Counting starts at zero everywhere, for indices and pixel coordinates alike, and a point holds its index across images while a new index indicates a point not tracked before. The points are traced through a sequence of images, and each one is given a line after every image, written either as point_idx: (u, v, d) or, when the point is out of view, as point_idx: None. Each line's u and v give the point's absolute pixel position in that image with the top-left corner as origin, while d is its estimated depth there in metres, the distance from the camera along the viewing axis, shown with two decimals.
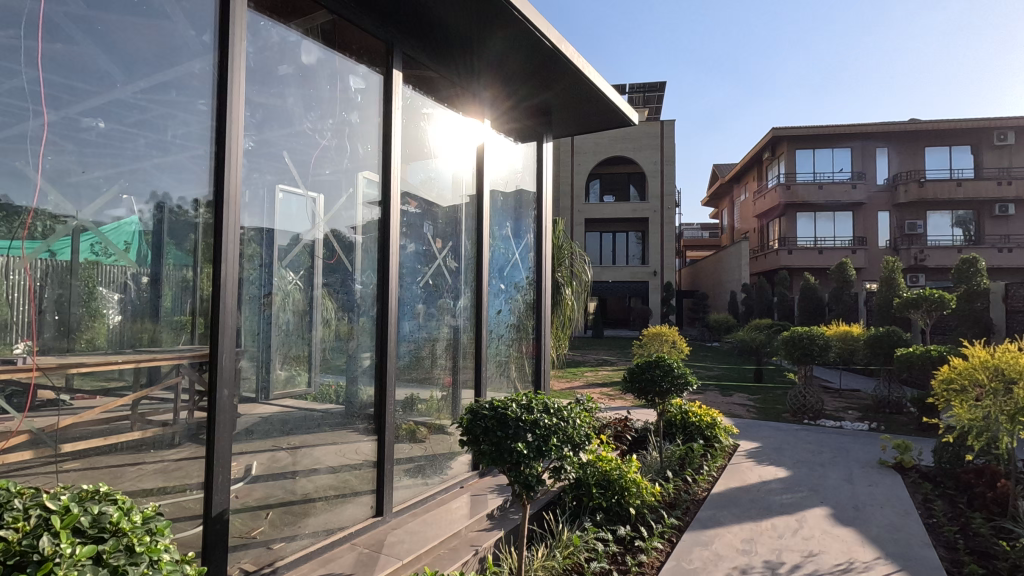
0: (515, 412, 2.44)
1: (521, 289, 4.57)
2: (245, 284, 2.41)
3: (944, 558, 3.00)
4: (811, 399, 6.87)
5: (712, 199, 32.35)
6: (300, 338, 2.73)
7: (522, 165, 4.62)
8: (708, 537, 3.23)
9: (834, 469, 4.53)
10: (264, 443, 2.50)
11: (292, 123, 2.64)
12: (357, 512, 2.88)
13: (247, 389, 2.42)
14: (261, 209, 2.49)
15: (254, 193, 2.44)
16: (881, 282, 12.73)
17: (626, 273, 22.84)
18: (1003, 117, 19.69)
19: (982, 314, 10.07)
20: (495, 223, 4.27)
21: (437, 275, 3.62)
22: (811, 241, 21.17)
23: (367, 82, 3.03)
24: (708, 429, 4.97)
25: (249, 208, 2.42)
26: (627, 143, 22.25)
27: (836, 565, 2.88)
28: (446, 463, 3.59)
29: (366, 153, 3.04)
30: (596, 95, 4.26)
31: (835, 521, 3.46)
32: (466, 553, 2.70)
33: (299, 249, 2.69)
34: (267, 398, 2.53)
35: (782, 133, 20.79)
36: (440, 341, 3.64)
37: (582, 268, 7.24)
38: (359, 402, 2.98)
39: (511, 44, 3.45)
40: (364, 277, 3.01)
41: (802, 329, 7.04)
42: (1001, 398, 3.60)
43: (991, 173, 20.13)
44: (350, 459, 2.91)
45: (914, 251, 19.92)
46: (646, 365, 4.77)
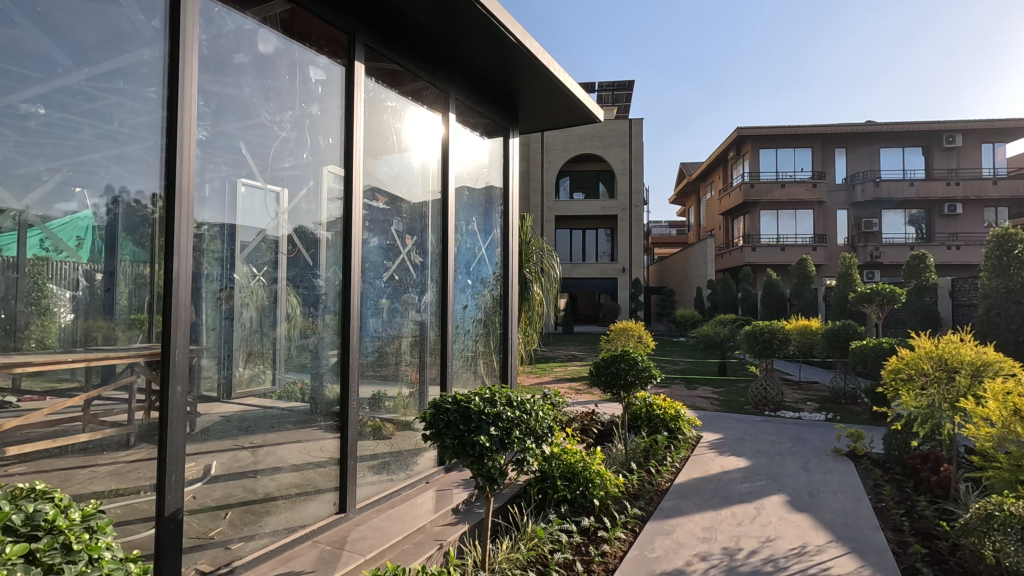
0: (478, 406, 2.44)
1: (488, 284, 4.57)
2: (204, 280, 2.35)
3: (891, 540, 3.13)
4: (771, 391, 7.08)
5: (680, 197, 32.90)
6: (262, 336, 2.67)
7: (488, 161, 4.61)
8: (670, 526, 3.30)
9: (792, 458, 4.68)
10: (223, 443, 2.45)
11: (250, 115, 2.57)
12: (320, 509, 2.84)
13: (207, 388, 2.38)
14: (221, 204, 2.44)
15: (211, 187, 2.38)
16: (838, 278, 13.20)
17: (595, 269, 23.04)
18: (951, 120, 20.59)
19: (930, 309, 10.53)
20: (461, 217, 4.25)
21: (401, 270, 3.58)
22: (774, 237, 21.62)
23: (327, 73, 2.99)
24: (672, 422, 5.08)
25: (208, 202, 2.37)
26: (596, 142, 22.43)
27: (790, 549, 2.99)
28: (411, 459, 3.57)
29: (327, 146, 2.99)
30: (561, 91, 4.27)
31: (792, 508, 3.58)
32: (431, 548, 2.69)
33: (260, 244, 2.65)
34: (227, 397, 2.48)
35: (746, 133, 21.28)
36: (405, 337, 3.61)
37: (550, 264, 7.30)
38: (324, 400, 2.93)
39: (475, 38, 3.45)
40: (328, 272, 2.97)
41: (763, 323, 7.24)
42: (945, 387, 3.81)
43: (940, 174, 21.04)
44: (314, 456, 2.87)
45: (870, 249, 20.68)
46: (612, 360, 4.84)
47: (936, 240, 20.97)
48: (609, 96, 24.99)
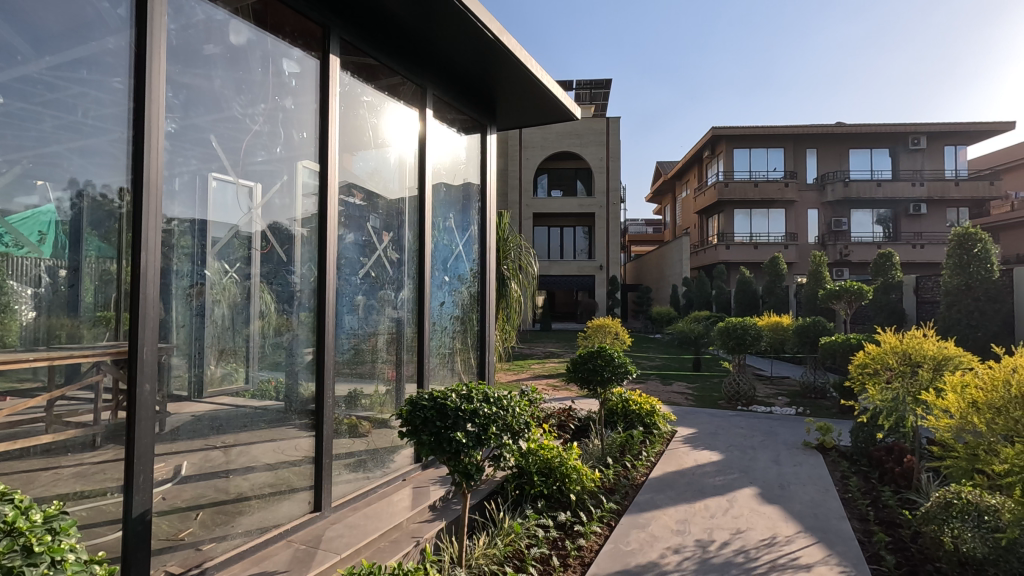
0: (455, 402, 2.44)
1: (465, 281, 4.55)
2: (174, 276, 2.30)
3: (857, 529, 3.23)
4: (744, 386, 7.22)
5: (656, 195, 33.21)
6: (234, 333, 2.63)
7: (466, 156, 4.59)
8: (645, 519, 3.35)
9: (763, 452, 4.79)
10: (194, 443, 2.41)
11: (221, 107, 2.52)
12: (294, 508, 2.80)
13: (178, 387, 2.33)
14: (192, 199, 2.39)
15: (182, 181, 2.33)
16: (809, 275, 13.53)
17: (573, 267, 23.15)
18: (917, 123, 21.24)
19: (896, 305, 10.86)
20: (438, 214, 4.23)
21: (378, 266, 3.55)
22: (747, 237, 22.00)
23: (301, 66, 2.93)
24: (648, 417, 5.15)
25: (178, 196, 2.31)
26: (573, 139, 22.52)
27: (761, 540, 3.06)
28: (388, 457, 3.55)
29: (301, 141, 2.94)
30: (539, 89, 4.28)
31: (763, 500, 3.67)
32: (408, 545, 2.67)
33: (232, 240, 2.60)
34: (198, 395, 2.43)
35: (721, 132, 21.61)
36: (381, 334, 3.57)
37: (527, 261, 7.31)
38: (299, 398, 2.90)
39: (452, 33, 3.43)
40: (302, 268, 2.93)
41: (736, 320, 7.37)
42: (909, 381, 3.93)
43: (906, 175, 21.71)
44: (288, 455, 2.83)
45: (839, 247, 21.22)
46: (589, 356, 4.88)
47: (902, 239, 21.61)
48: (587, 93, 25.11)
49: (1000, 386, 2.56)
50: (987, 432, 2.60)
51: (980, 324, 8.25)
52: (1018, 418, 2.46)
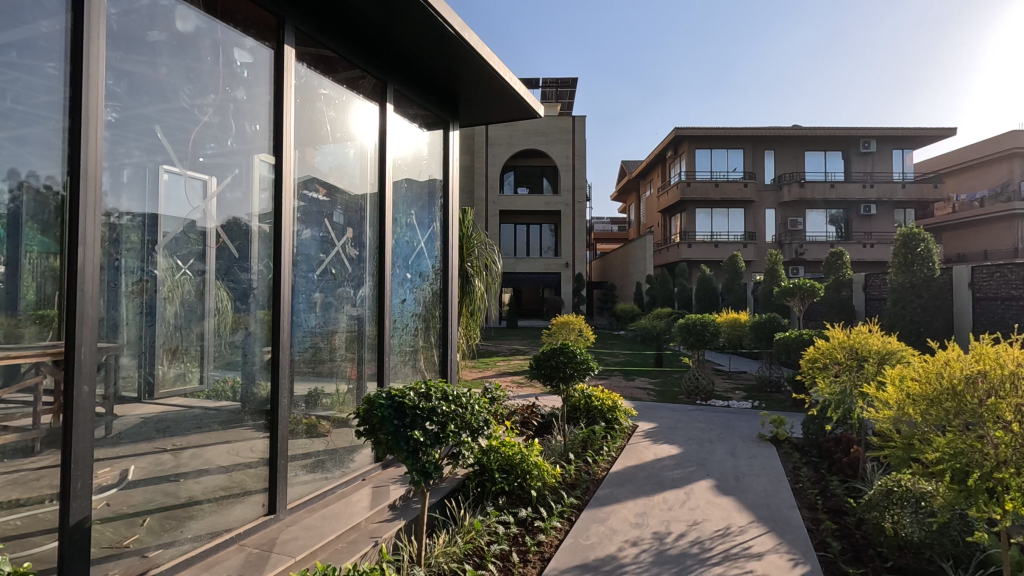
0: (413, 400, 2.41)
1: (427, 278, 4.51)
2: (122, 274, 2.23)
3: (806, 517, 3.36)
4: (703, 381, 7.40)
5: (621, 195, 33.70)
6: (187, 332, 2.56)
7: (428, 152, 4.55)
8: (605, 514, 3.40)
9: (720, 444, 4.92)
10: (145, 446, 2.34)
11: (168, 98, 2.43)
12: (247, 511, 2.72)
13: (128, 390, 2.26)
14: (142, 192, 2.31)
15: (131, 173, 2.26)
16: (766, 273, 13.96)
17: (539, 264, 23.24)
18: (867, 127, 22.14)
19: (846, 302, 11.32)
20: (400, 210, 4.18)
21: (336, 263, 3.47)
22: (708, 236, 22.51)
23: (254, 56, 2.83)
24: (610, 412, 5.21)
25: (126, 188, 2.24)
26: (539, 137, 22.60)
27: (715, 531, 3.15)
28: (347, 456, 3.48)
29: (254, 133, 2.84)
30: (502, 85, 4.27)
31: (718, 492, 3.77)
32: (365, 545, 2.64)
33: (185, 236, 2.53)
34: (148, 397, 2.37)
35: (684, 133, 22.04)
36: (341, 332, 3.50)
37: (492, 258, 7.30)
38: (255, 399, 2.82)
39: (412, 28, 3.38)
40: (259, 265, 2.85)
41: (696, 317, 7.54)
42: (856, 374, 4.10)
43: (857, 177, 22.59)
44: (243, 457, 2.75)
45: (795, 246, 21.96)
46: (551, 353, 4.91)
47: (853, 238, 22.48)
48: (553, 92, 25.26)
49: (935, 378, 2.47)
50: (921, 422, 2.51)
51: (922, 320, 8.67)
52: (952, 410, 2.37)
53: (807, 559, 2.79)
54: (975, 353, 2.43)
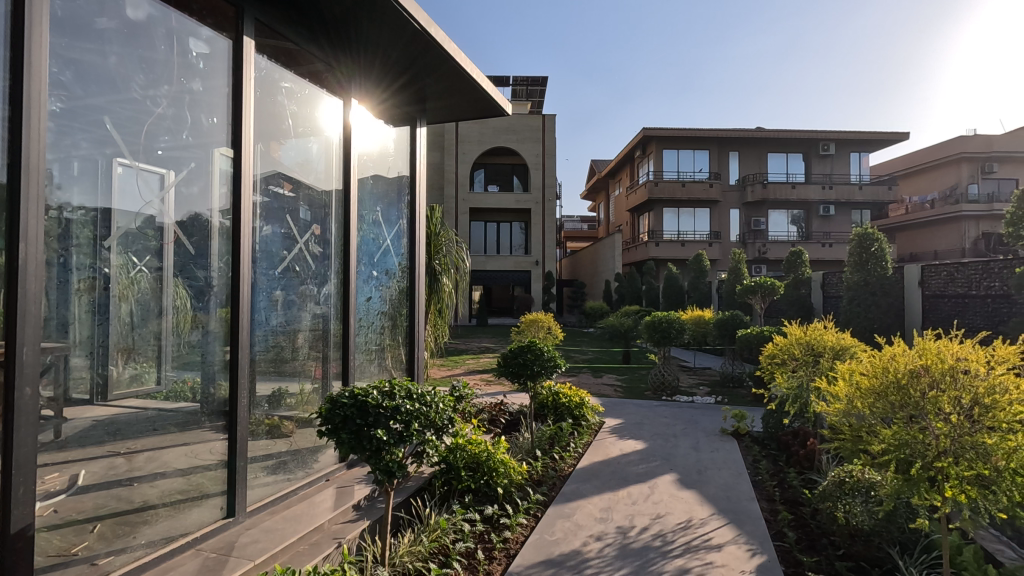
0: (376, 399, 2.38)
1: (393, 275, 4.47)
2: (73, 271, 2.18)
3: (764, 509, 3.46)
4: (668, 377, 7.53)
5: (591, 194, 34.03)
6: (142, 332, 2.50)
7: (394, 148, 4.50)
8: (570, 509, 3.43)
9: (684, 439, 5.02)
10: (98, 450, 2.28)
11: (118, 88, 2.34)
12: (204, 515, 2.64)
13: (80, 391, 2.20)
14: (94, 186, 2.25)
15: (81, 165, 2.18)
16: (730, 272, 14.30)
17: (509, 262, 23.25)
18: (826, 131, 22.88)
19: (805, 300, 11.70)
20: (365, 207, 4.12)
21: (298, 260, 3.40)
22: (675, 234, 22.92)
23: (211, 47, 2.74)
24: (577, 409, 5.26)
25: (77, 181, 2.16)
26: (510, 134, 22.58)
27: (677, 524, 3.21)
28: (311, 457, 3.43)
29: (211, 127, 2.75)
30: (468, 82, 4.27)
31: (681, 486, 3.85)
32: (328, 547, 2.59)
33: (142, 232, 2.47)
34: (102, 399, 2.30)
35: (652, 132, 22.39)
36: (303, 331, 3.43)
37: (460, 256, 7.26)
38: (215, 399, 2.75)
39: (378, 23, 3.34)
40: (219, 263, 2.77)
41: (662, 314, 7.67)
42: (812, 369, 4.24)
43: (817, 178, 23.30)
44: (201, 459, 2.67)
45: (758, 245, 22.55)
46: (519, 350, 4.92)
47: (813, 238, 23.19)
48: (524, 90, 25.32)
49: (881, 372, 2.58)
50: (868, 415, 2.59)
51: (875, 316, 9.03)
52: (901, 403, 2.46)
53: (764, 550, 2.88)
54: (919, 348, 2.55)
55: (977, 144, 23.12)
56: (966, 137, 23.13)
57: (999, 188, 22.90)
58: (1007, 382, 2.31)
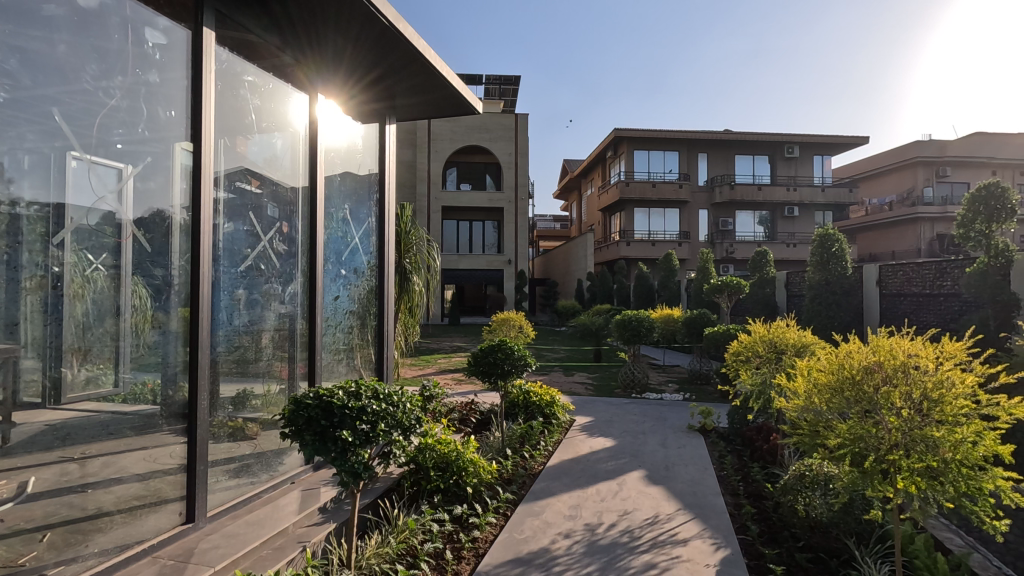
0: (341, 400, 2.34)
1: (361, 274, 4.40)
2: (24, 269, 2.19)
3: (729, 503, 3.54)
4: (638, 374, 7.63)
5: (564, 193, 34.26)
6: (99, 332, 2.45)
7: (363, 144, 4.45)
8: (539, 507, 3.44)
9: (652, 436, 5.10)
10: (48, 455, 2.32)
11: (67, 78, 2.27)
12: (162, 521, 2.53)
13: (30, 395, 2.23)
14: (45, 180, 2.25)
15: (31, 160, 2.18)
16: (699, 271, 14.56)
17: (482, 261, 23.22)
18: (791, 134, 23.48)
19: (769, 299, 12.01)
20: (331, 205, 4.04)
21: (261, 258, 3.31)
22: (646, 234, 23.23)
23: (169, 38, 2.62)
24: (548, 407, 5.29)
25: (27, 175, 2.18)
26: (482, 133, 22.53)
27: (645, 519, 3.26)
28: (276, 459, 3.35)
29: (169, 120, 2.64)
30: (439, 80, 4.23)
31: (649, 482, 3.90)
32: (292, 551, 2.54)
33: (103, 231, 2.44)
34: (54, 402, 2.33)
35: (623, 133, 22.63)
36: (266, 331, 3.34)
37: (431, 255, 7.21)
38: (175, 402, 2.63)
39: (344, 18, 3.28)
40: (179, 261, 2.66)
41: (633, 313, 7.76)
42: (775, 365, 4.35)
43: (783, 180, 23.89)
44: (160, 463, 2.57)
45: (726, 245, 23.00)
46: (490, 349, 4.91)
47: (778, 238, 23.79)
48: (497, 89, 25.34)
49: (837, 368, 2.67)
50: (825, 410, 2.67)
51: (835, 314, 9.32)
52: (858, 398, 2.54)
53: (728, 543, 2.94)
54: (873, 345, 2.65)
55: (933, 148, 24.01)
56: (921, 142, 24.02)
57: (953, 191, 23.84)
58: (952, 377, 2.40)
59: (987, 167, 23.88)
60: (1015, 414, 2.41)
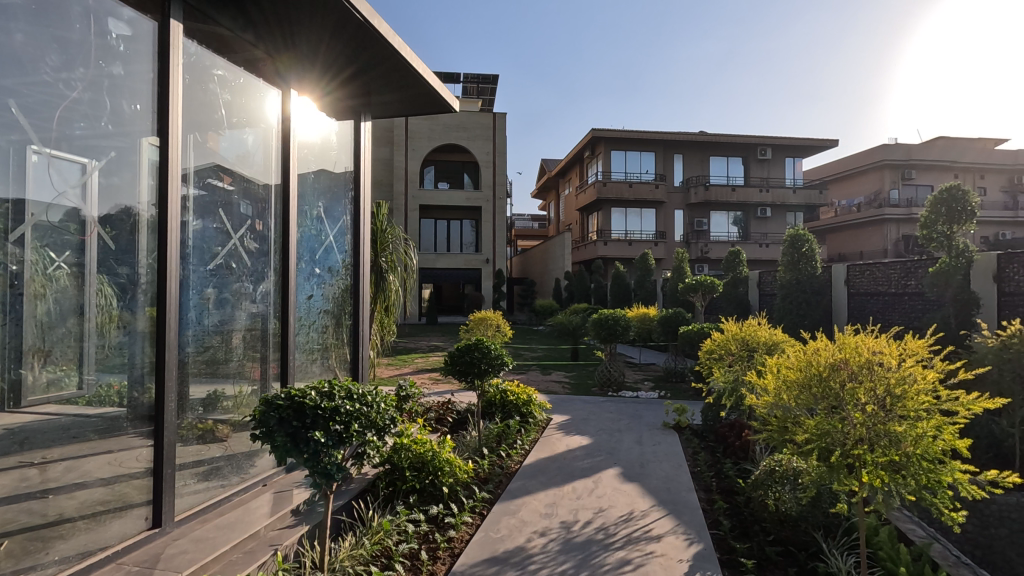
0: (313, 400, 2.30)
1: (336, 273, 4.34)
2: None
3: (702, 499, 3.60)
4: (615, 373, 7.69)
5: (542, 193, 34.37)
6: (61, 332, 2.44)
7: (338, 141, 4.40)
8: (516, 506, 3.45)
9: (628, 434, 5.14)
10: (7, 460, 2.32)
11: (25, 69, 2.20)
12: (126, 527, 2.44)
13: None
14: (4, 174, 2.18)
15: None
16: (674, 271, 14.75)
17: (459, 260, 23.14)
18: (764, 136, 23.94)
19: (742, 297, 12.22)
20: (304, 203, 3.98)
21: (231, 256, 3.24)
22: (622, 233, 23.44)
23: (134, 29, 2.52)
24: (524, 406, 5.31)
25: None
26: (460, 132, 22.42)
27: (619, 516, 3.29)
28: (247, 462, 3.29)
29: (134, 114, 2.54)
30: (415, 78, 4.20)
31: (624, 479, 3.94)
32: (264, 554, 2.50)
33: (65, 228, 2.42)
34: (13, 405, 2.37)
35: (601, 133, 22.79)
36: (237, 331, 3.28)
37: (407, 254, 7.16)
38: (141, 404, 2.55)
39: (318, 13, 3.24)
40: (146, 259, 2.58)
41: (609, 312, 7.81)
42: (747, 363, 4.44)
43: (756, 181, 24.33)
44: (126, 467, 2.51)
45: (701, 245, 23.34)
46: (466, 349, 4.90)
47: (751, 238, 24.23)
48: (475, 88, 25.29)
49: (805, 365, 2.73)
50: (793, 407, 2.73)
51: (806, 313, 9.54)
52: (824, 395, 2.60)
53: (700, 539, 2.98)
54: (840, 343, 2.71)
55: (899, 152, 24.72)
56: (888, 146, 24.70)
57: (917, 193, 24.57)
58: (914, 373, 2.48)
59: (950, 170, 24.64)
60: (973, 409, 2.50)
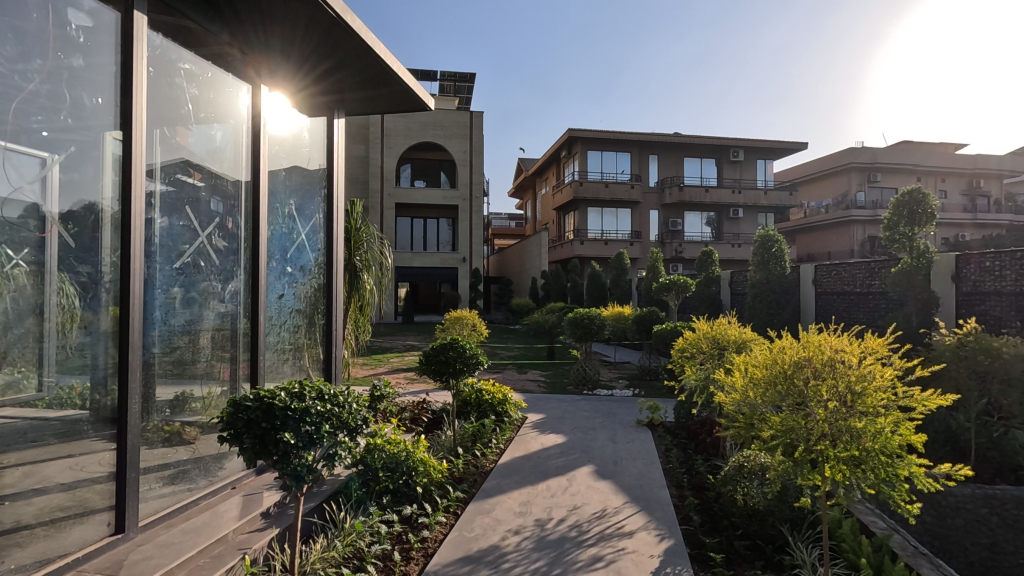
0: (283, 401, 2.26)
1: (308, 272, 4.27)
2: None
3: (674, 495, 3.66)
4: (590, 371, 7.75)
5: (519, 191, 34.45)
6: (21, 334, 2.35)
7: (310, 137, 4.34)
8: (490, 505, 3.45)
9: (602, 432, 5.19)
10: None
11: None
12: (88, 533, 2.37)
13: None
14: None
15: None
16: (649, 270, 14.92)
17: (436, 259, 23.01)
18: (736, 138, 24.38)
19: (714, 296, 12.44)
20: (275, 201, 3.90)
21: (199, 254, 3.16)
22: (598, 233, 23.62)
23: (95, 20, 2.46)
24: (499, 405, 5.31)
25: None
26: (438, 130, 22.21)
27: (592, 514, 3.32)
28: (214, 464, 3.22)
29: (96, 107, 2.48)
30: (390, 74, 4.14)
31: (597, 476, 3.98)
32: (231, 558, 2.45)
33: (25, 225, 2.32)
34: None
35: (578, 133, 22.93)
36: (205, 331, 3.21)
37: (381, 253, 7.09)
38: (103, 407, 2.48)
39: (288, 9, 3.16)
40: (110, 257, 2.52)
41: (584, 311, 7.86)
42: (718, 361, 4.52)
43: (728, 183, 24.78)
44: (88, 472, 2.44)
45: (675, 245, 23.67)
46: (441, 348, 4.88)
47: (724, 238, 24.65)
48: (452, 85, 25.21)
49: (771, 364, 2.79)
50: (760, 404, 2.79)
51: (775, 313, 9.81)
52: (791, 392, 2.66)
53: (671, 534, 3.04)
54: (805, 342, 2.78)
55: (865, 155, 25.43)
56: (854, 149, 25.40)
57: (882, 196, 25.32)
58: (874, 371, 2.55)
59: (913, 173, 25.44)
60: (930, 406, 2.58)
